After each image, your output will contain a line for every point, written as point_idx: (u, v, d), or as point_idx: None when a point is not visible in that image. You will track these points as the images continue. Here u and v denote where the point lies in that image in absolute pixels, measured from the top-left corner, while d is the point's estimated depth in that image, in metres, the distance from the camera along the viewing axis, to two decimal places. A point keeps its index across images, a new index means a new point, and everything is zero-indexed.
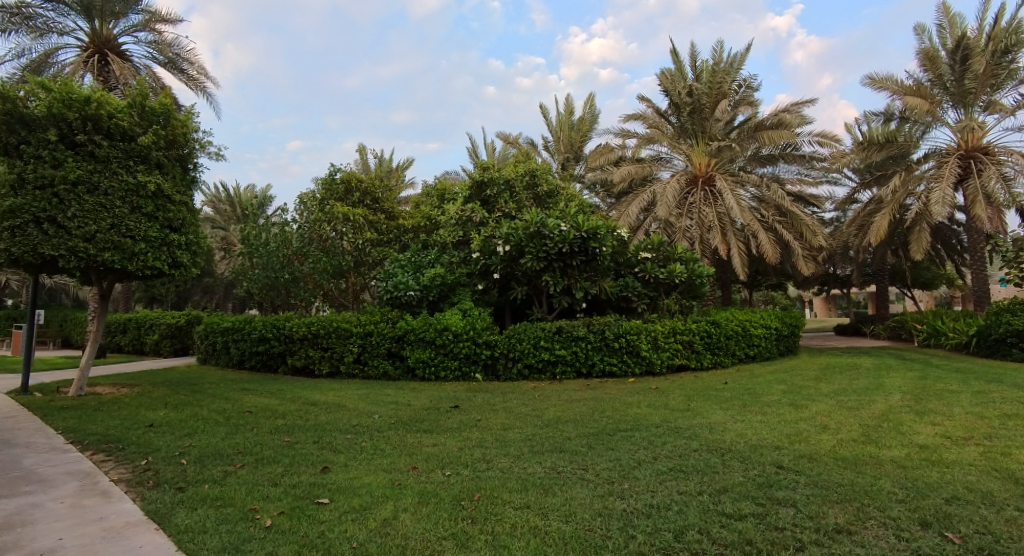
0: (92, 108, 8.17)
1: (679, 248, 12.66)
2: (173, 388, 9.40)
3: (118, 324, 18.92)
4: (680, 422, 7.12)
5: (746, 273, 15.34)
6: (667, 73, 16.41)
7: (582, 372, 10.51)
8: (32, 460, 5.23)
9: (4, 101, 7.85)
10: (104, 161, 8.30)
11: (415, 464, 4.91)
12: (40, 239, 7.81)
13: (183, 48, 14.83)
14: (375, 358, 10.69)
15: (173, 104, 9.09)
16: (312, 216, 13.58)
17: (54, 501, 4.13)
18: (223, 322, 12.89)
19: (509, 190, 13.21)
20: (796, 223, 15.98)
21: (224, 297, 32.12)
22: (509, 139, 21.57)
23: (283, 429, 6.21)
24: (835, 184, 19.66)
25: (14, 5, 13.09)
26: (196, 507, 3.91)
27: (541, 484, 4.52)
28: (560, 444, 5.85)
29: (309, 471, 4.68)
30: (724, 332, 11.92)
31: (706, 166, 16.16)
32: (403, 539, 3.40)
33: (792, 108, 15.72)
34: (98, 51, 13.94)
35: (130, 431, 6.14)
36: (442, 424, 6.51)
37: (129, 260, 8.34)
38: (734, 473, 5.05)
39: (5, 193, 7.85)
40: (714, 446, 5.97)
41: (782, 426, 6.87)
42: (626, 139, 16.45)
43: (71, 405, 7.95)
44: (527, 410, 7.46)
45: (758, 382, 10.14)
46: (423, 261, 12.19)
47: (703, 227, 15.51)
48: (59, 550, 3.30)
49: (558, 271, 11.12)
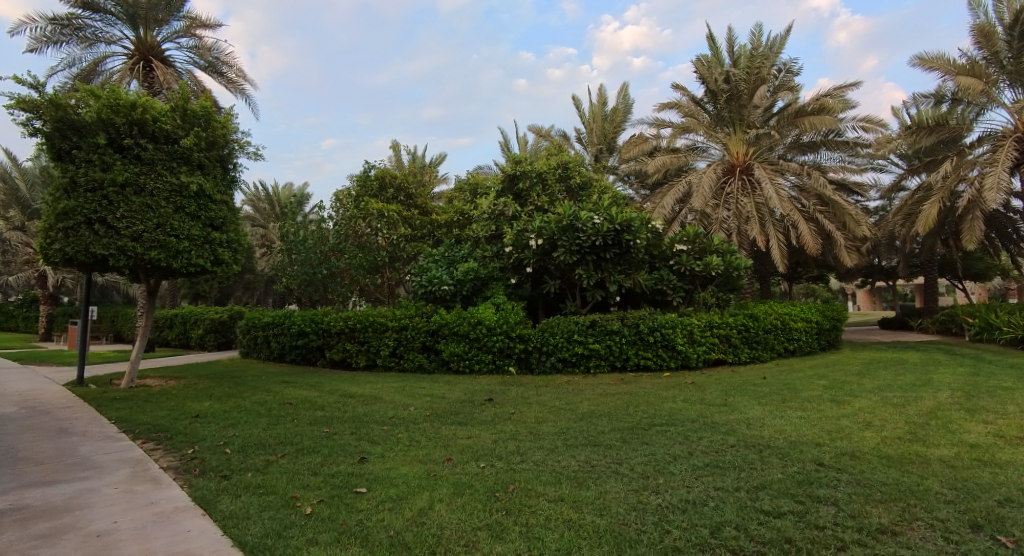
0: (138, 112, 8.49)
1: (716, 240, 12.42)
2: (217, 381, 9.73)
3: (166, 320, 19.69)
4: (716, 418, 6.97)
5: (786, 264, 14.88)
6: (703, 60, 16.03)
7: (616, 366, 10.39)
8: (88, 447, 5.50)
9: (57, 109, 8.20)
10: (150, 163, 8.62)
11: (450, 456, 4.96)
12: (92, 239, 8.20)
13: (223, 51, 15.27)
14: (410, 351, 10.84)
15: (213, 106, 9.33)
16: (347, 213, 13.82)
17: (108, 486, 4.33)
18: (264, 317, 13.25)
19: (542, 183, 13.14)
20: (839, 213, 15.45)
21: (264, 293, 33.19)
22: (541, 132, 21.44)
23: (322, 421, 6.35)
24: (881, 171, 18.91)
25: (65, 17, 13.70)
26: (240, 494, 4.03)
27: (575, 478, 4.50)
28: (594, 437, 5.83)
29: (347, 461, 4.78)
30: (763, 326, 11.65)
31: (744, 155, 15.76)
32: (438, 529, 3.43)
33: (834, 92, 15.15)
34: (143, 58, 14.48)
35: (178, 422, 6.40)
36: (476, 417, 6.54)
37: (175, 258, 8.66)
38: (773, 469, 4.93)
39: (60, 196, 8.28)
40: (751, 442, 5.83)
41: (823, 423, 6.65)
42: (660, 129, 16.12)
43: (123, 397, 8.33)
44: (561, 404, 7.44)
45: (798, 377, 9.86)
46: (456, 256, 12.27)
47: (740, 218, 15.13)
48: (114, 532, 3.45)
49: (591, 265, 10.99)
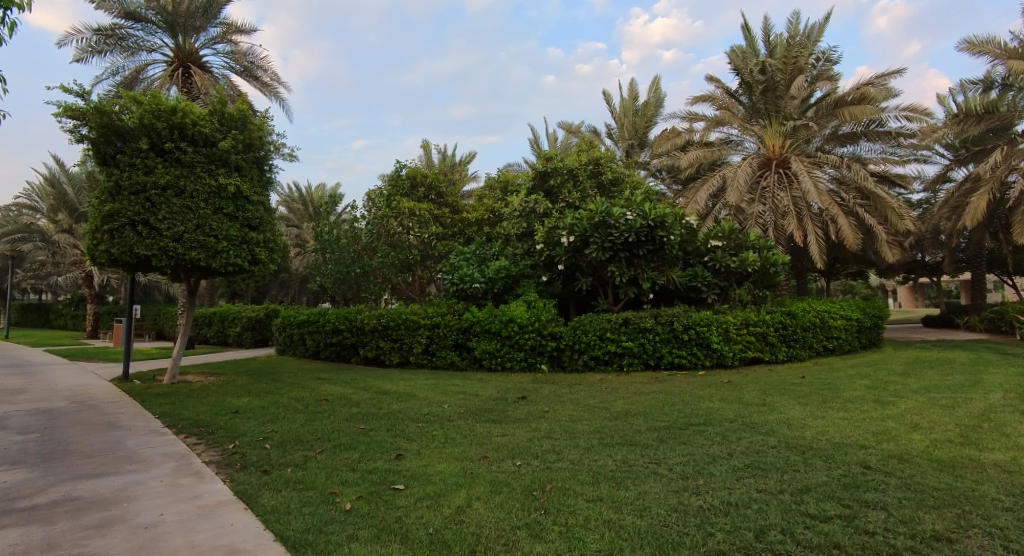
0: (178, 117, 8.70)
1: (753, 235, 12.13)
2: (255, 377, 9.93)
3: (205, 318, 20.23)
4: (755, 418, 6.78)
5: (824, 260, 14.41)
6: (738, 51, 15.68)
7: (650, 364, 10.22)
8: (134, 441, 5.67)
9: (102, 115, 8.47)
10: (189, 166, 8.84)
11: (486, 453, 4.93)
12: (135, 239, 8.46)
13: (257, 56, 15.59)
14: (442, 349, 10.88)
15: (249, 109, 9.49)
16: (379, 212, 13.87)
17: (154, 479, 4.44)
18: (299, 315, 13.47)
19: (573, 179, 13.06)
20: (880, 207, 14.91)
21: (299, 291, 33.83)
22: (570, 128, 21.28)
23: (357, 417, 6.41)
24: (925, 162, 18.18)
25: (108, 27, 14.19)
26: (280, 489, 4.07)
27: (613, 478, 4.42)
28: (630, 437, 5.73)
29: (384, 457, 4.80)
30: (801, 324, 11.32)
31: (780, 148, 15.33)
32: (477, 527, 3.40)
33: (876, 80, 14.62)
34: (182, 65, 14.88)
35: (218, 417, 6.54)
36: (510, 415, 6.51)
37: (213, 258, 8.87)
38: (816, 472, 4.76)
39: (105, 199, 8.57)
40: (793, 443, 5.65)
41: (867, 424, 6.41)
42: (693, 122, 15.80)
43: (165, 392, 8.57)
44: (594, 402, 7.35)
45: (838, 376, 9.53)
46: (488, 254, 12.26)
47: (777, 212, 14.68)
48: (160, 524, 3.52)
49: (624, 262, 10.83)
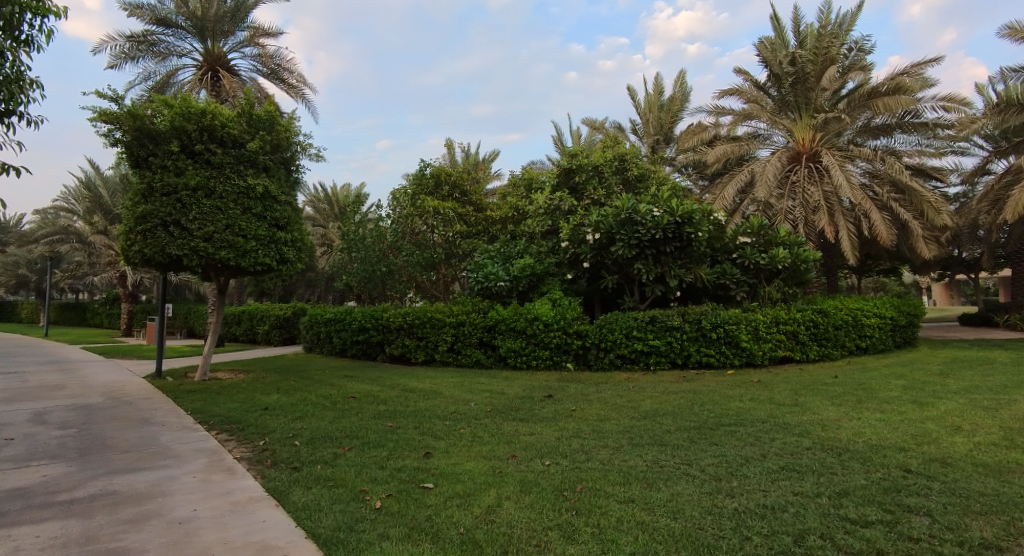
0: (208, 119, 8.85)
1: (783, 231, 11.85)
2: (283, 375, 10.07)
3: (234, 316, 20.61)
4: (788, 418, 6.61)
5: (857, 257, 14.02)
6: (767, 42, 15.33)
7: (677, 363, 10.06)
8: (167, 437, 5.77)
9: (134, 118, 8.64)
10: (219, 167, 8.97)
11: (515, 452, 4.88)
12: (167, 240, 8.63)
13: (284, 58, 15.79)
14: (467, 347, 10.88)
15: (276, 110, 9.60)
16: (403, 211, 13.91)
17: (188, 475, 4.49)
18: (326, 314, 13.61)
19: (598, 176, 12.94)
20: (916, 201, 14.46)
21: (325, 290, 34.24)
22: (595, 124, 21.10)
23: (385, 415, 6.43)
24: (963, 154, 17.55)
25: (140, 34, 14.53)
26: (311, 486, 4.09)
27: (644, 479, 4.32)
28: (660, 437, 5.62)
29: (412, 455, 4.79)
30: (833, 322, 11.02)
31: (810, 141, 14.98)
32: (508, 527, 3.35)
33: (912, 70, 14.16)
34: (211, 69, 15.15)
35: (249, 414, 6.62)
36: (536, 413, 6.46)
37: (243, 257, 8.99)
38: (854, 475, 4.59)
39: (138, 201, 8.76)
40: (829, 445, 5.47)
41: (905, 426, 6.18)
42: (720, 117, 15.51)
43: (197, 389, 8.74)
44: (622, 402, 7.25)
45: (873, 377, 9.24)
46: (512, 251, 12.23)
47: (807, 208, 14.33)
48: (193, 520, 3.56)
49: (650, 259, 10.68)
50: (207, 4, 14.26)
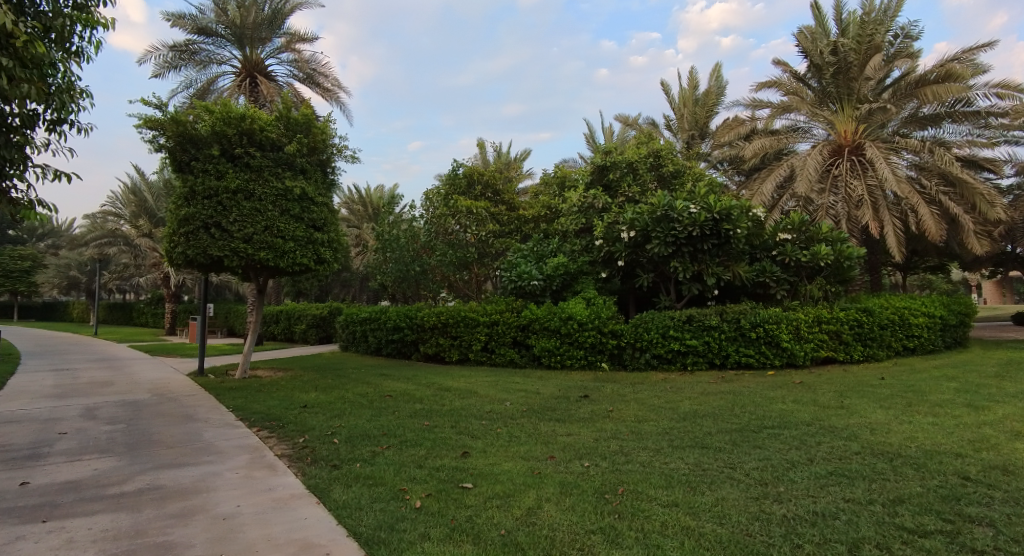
0: (247, 123, 9.04)
1: (825, 227, 11.47)
2: (320, 373, 10.23)
3: (272, 316, 21.09)
4: (834, 421, 6.36)
5: (903, 253, 13.45)
6: (806, 32, 14.88)
7: (715, 364, 9.82)
8: (210, 433, 5.90)
9: (177, 124, 8.87)
10: (258, 170, 9.15)
11: (553, 453, 4.81)
12: (209, 242, 8.86)
13: (319, 63, 16.07)
14: (501, 346, 10.86)
15: (312, 113, 9.75)
16: (436, 211, 13.96)
17: (230, 471, 4.57)
18: (361, 313, 13.78)
19: (632, 173, 12.75)
20: (966, 193, 13.79)
21: (359, 290, 34.76)
22: (628, 121, 20.83)
23: (421, 413, 6.44)
24: (1018, 144, 16.68)
25: (183, 43, 14.99)
26: (351, 485, 4.10)
27: (687, 482, 4.20)
28: (701, 439, 5.45)
29: (449, 455, 4.77)
30: (878, 322, 10.60)
31: (853, 133, 14.40)
32: (550, 530, 3.28)
33: (963, 56, 13.52)
34: (249, 75, 15.51)
35: (288, 411, 6.73)
36: (573, 414, 6.37)
37: (281, 258, 9.15)
38: (908, 482, 4.37)
39: (181, 204, 9.02)
40: (879, 450, 5.23)
41: (961, 431, 5.87)
42: (757, 110, 15.10)
43: (238, 386, 8.95)
44: (660, 402, 7.10)
45: (923, 378, 8.84)
46: (545, 250, 12.17)
47: (850, 202, 13.85)
48: (238, 516, 3.60)
49: (687, 257, 10.45)
50: (245, 12, 14.64)
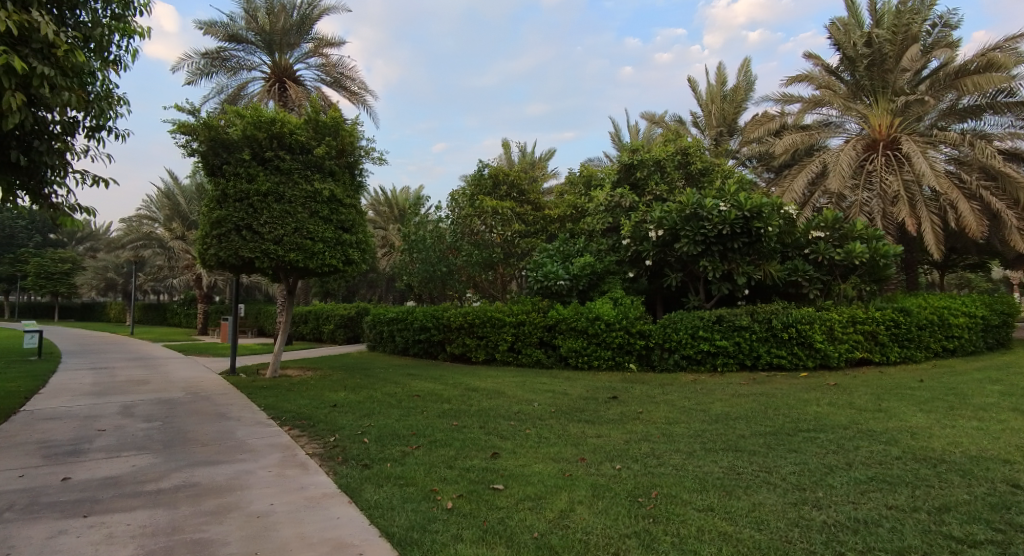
0: (277, 127, 9.19)
1: (860, 225, 11.15)
2: (348, 373, 10.33)
3: (301, 316, 21.42)
4: (872, 425, 6.15)
5: (941, 251, 12.99)
6: (839, 23, 14.52)
7: (746, 364, 9.61)
8: (243, 432, 6.00)
9: (209, 129, 9.06)
10: (287, 173, 9.29)
11: (583, 455, 4.76)
12: (240, 243, 9.02)
13: (346, 66, 16.26)
14: (528, 346, 10.81)
15: (340, 117, 9.83)
16: (462, 212, 13.98)
17: (263, 469, 4.63)
18: (388, 313, 13.88)
19: (660, 171, 12.57)
20: (1009, 188, 13.26)
21: (386, 290, 35.11)
22: (654, 118, 20.60)
23: (450, 413, 6.44)
24: None
25: (214, 51, 15.32)
26: (382, 484, 4.11)
27: (722, 486, 4.10)
28: (734, 442, 5.33)
29: (479, 455, 4.74)
30: (916, 322, 10.25)
31: (889, 127, 13.96)
32: (583, 534, 3.23)
33: (1005, 44, 12.99)
34: (278, 80, 15.77)
35: (318, 410, 6.80)
36: (602, 415, 6.29)
37: (310, 259, 9.26)
38: (955, 489, 4.20)
39: (213, 207, 9.21)
40: (921, 455, 5.03)
41: (1008, 436, 5.62)
42: (788, 105, 14.77)
43: (269, 385, 9.08)
44: (690, 404, 6.96)
45: (966, 381, 8.50)
46: (572, 250, 12.09)
47: (885, 199, 13.43)
48: (271, 514, 3.64)
49: (717, 256, 10.25)
50: (274, 18, 14.90)
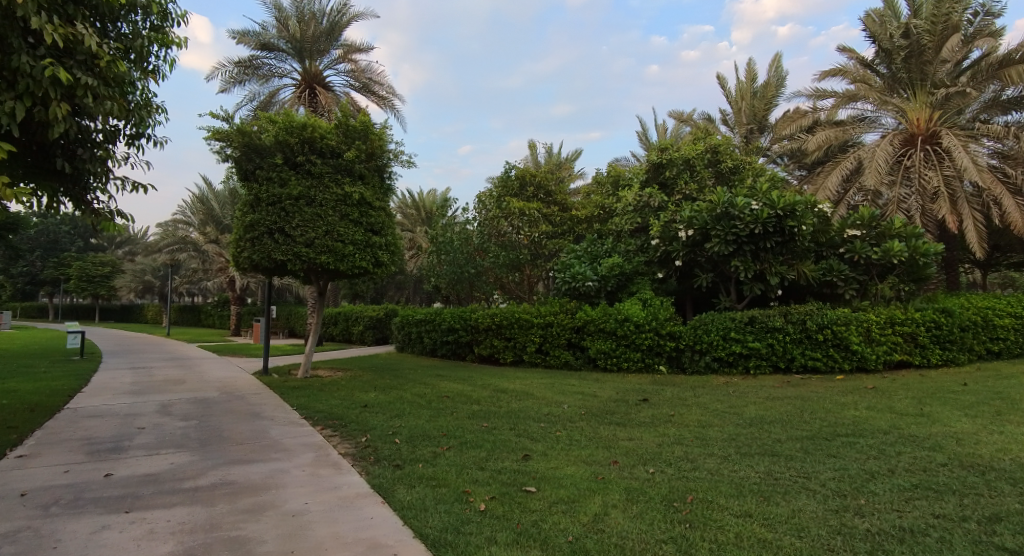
0: (308, 132, 9.35)
1: (898, 223, 10.74)
2: (378, 373, 10.44)
3: (331, 317, 21.76)
4: (915, 430, 5.94)
5: (984, 249, 12.50)
6: (874, 15, 14.17)
7: (779, 367, 9.39)
8: (277, 431, 6.10)
9: (243, 134, 9.27)
10: (318, 177, 9.45)
11: (616, 458, 4.70)
12: (273, 246, 9.19)
13: (374, 71, 16.47)
14: (556, 348, 10.76)
15: (369, 121, 9.95)
16: (489, 213, 14.01)
17: (297, 468, 4.69)
18: (417, 315, 14.00)
19: (689, 170, 12.39)
20: None
21: (413, 292, 35.44)
22: (682, 117, 20.35)
23: (479, 415, 6.44)
24: None
25: (247, 59, 15.68)
26: (414, 485, 4.12)
27: (759, 492, 4.00)
28: (771, 447, 5.20)
29: (510, 457, 4.72)
30: (959, 323, 9.87)
31: (927, 121, 13.44)
32: (619, 538, 3.18)
33: None
34: (308, 86, 16.06)
35: (350, 411, 6.88)
36: (632, 418, 6.21)
37: (341, 261, 9.39)
38: (1006, 498, 4.01)
39: (247, 211, 9.42)
40: (968, 462, 4.83)
41: None
42: (821, 101, 14.43)
43: (301, 386, 9.23)
44: (723, 407, 6.83)
45: (1013, 385, 8.15)
46: (600, 251, 12.01)
47: (924, 196, 13.00)
48: (306, 513, 3.68)
49: (749, 256, 10.03)
50: (304, 26, 15.19)
